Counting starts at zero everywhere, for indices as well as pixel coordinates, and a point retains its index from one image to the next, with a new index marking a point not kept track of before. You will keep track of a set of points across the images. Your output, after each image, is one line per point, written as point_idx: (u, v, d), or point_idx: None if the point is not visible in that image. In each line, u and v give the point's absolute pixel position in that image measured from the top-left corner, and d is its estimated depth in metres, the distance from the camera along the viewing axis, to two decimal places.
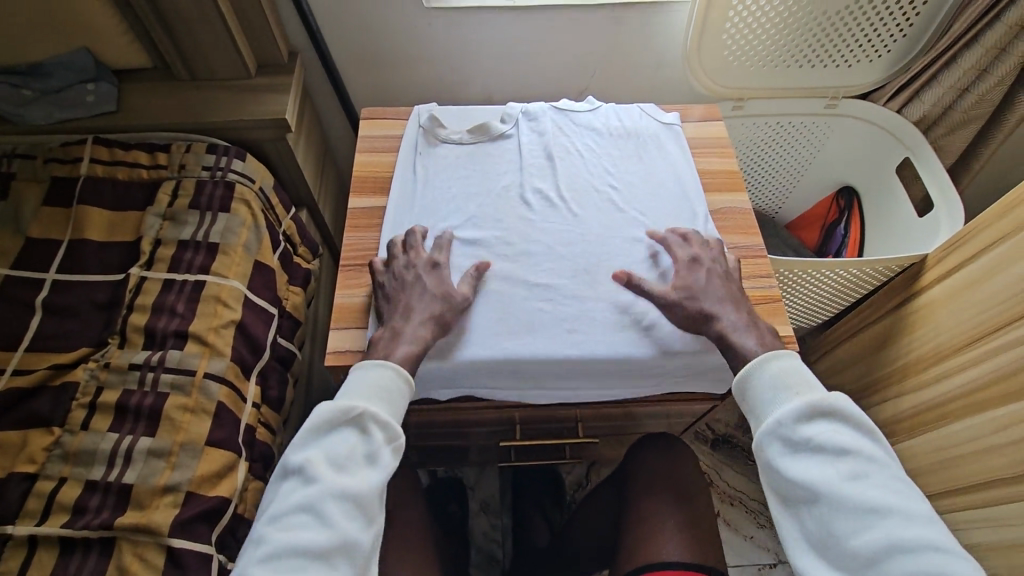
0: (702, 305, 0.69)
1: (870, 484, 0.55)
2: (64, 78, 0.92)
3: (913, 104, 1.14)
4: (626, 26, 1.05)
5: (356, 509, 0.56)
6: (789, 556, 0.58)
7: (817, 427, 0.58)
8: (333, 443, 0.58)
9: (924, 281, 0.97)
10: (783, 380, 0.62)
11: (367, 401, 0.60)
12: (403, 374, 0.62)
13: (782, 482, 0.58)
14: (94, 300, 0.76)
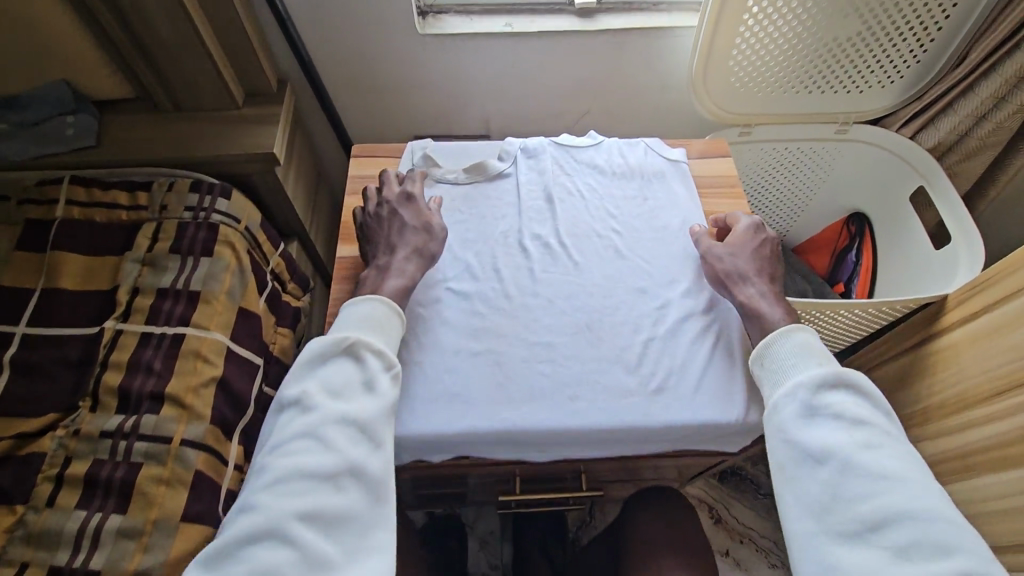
0: (738, 268, 0.70)
1: (883, 450, 0.54)
2: (41, 111, 0.86)
3: (927, 131, 1.05)
4: (630, 51, 1.00)
5: (361, 442, 0.56)
6: (784, 515, 0.56)
7: (832, 387, 0.58)
8: (340, 378, 0.58)
9: (945, 322, 0.86)
10: (806, 351, 0.61)
11: (376, 343, 0.61)
12: (393, 307, 0.64)
13: (792, 440, 0.57)
14: (66, 359, 0.72)
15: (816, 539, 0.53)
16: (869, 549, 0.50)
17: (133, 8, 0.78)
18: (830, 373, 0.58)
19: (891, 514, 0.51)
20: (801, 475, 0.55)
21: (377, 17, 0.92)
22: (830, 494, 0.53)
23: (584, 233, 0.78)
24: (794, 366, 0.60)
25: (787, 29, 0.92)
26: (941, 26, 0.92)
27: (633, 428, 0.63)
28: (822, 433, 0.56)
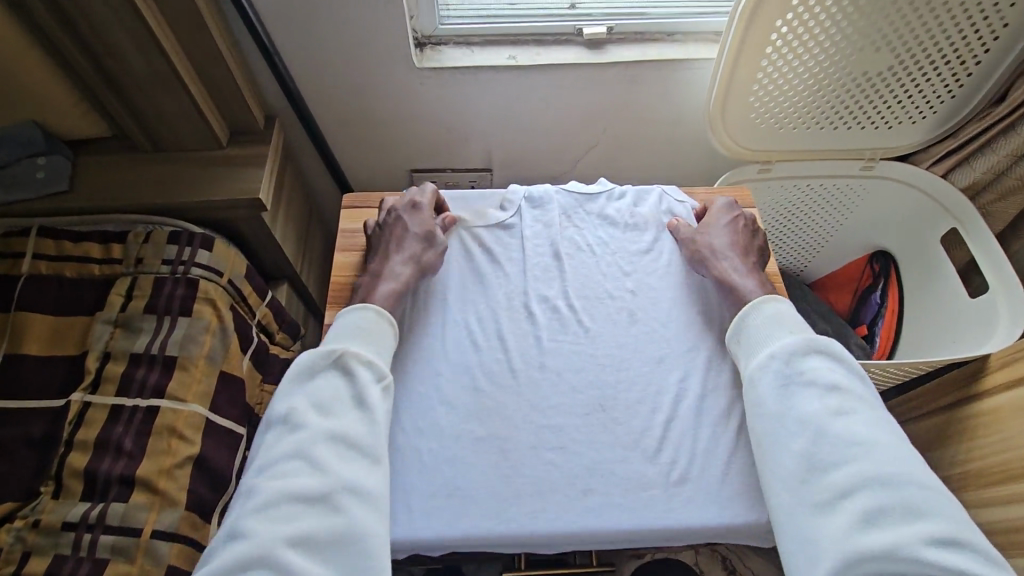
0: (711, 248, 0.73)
1: (856, 418, 0.56)
2: (8, 153, 0.79)
3: (961, 170, 0.97)
4: (642, 85, 0.93)
5: (350, 458, 0.55)
6: (764, 492, 0.56)
7: (804, 358, 0.60)
8: (329, 391, 0.58)
9: (987, 383, 0.81)
10: (778, 320, 0.64)
11: (366, 352, 0.62)
12: (387, 317, 0.65)
13: (772, 414, 0.58)
14: (27, 437, 0.66)
15: (794, 510, 0.53)
16: (843, 514, 0.51)
17: (104, 44, 0.72)
18: (800, 343, 0.61)
19: (863, 479, 0.52)
20: (778, 449, 0.56)
21: (372, 51, 0.86)
22: (805, 465, 0.54)
23: (595, 293, 0.72)
24: (769, 339, 0.63)
25: (813, 64, 0.85)
26: (979, 61, 0.85)
27: (655, 527, 0.57)
28: (798, 406, 0.57)
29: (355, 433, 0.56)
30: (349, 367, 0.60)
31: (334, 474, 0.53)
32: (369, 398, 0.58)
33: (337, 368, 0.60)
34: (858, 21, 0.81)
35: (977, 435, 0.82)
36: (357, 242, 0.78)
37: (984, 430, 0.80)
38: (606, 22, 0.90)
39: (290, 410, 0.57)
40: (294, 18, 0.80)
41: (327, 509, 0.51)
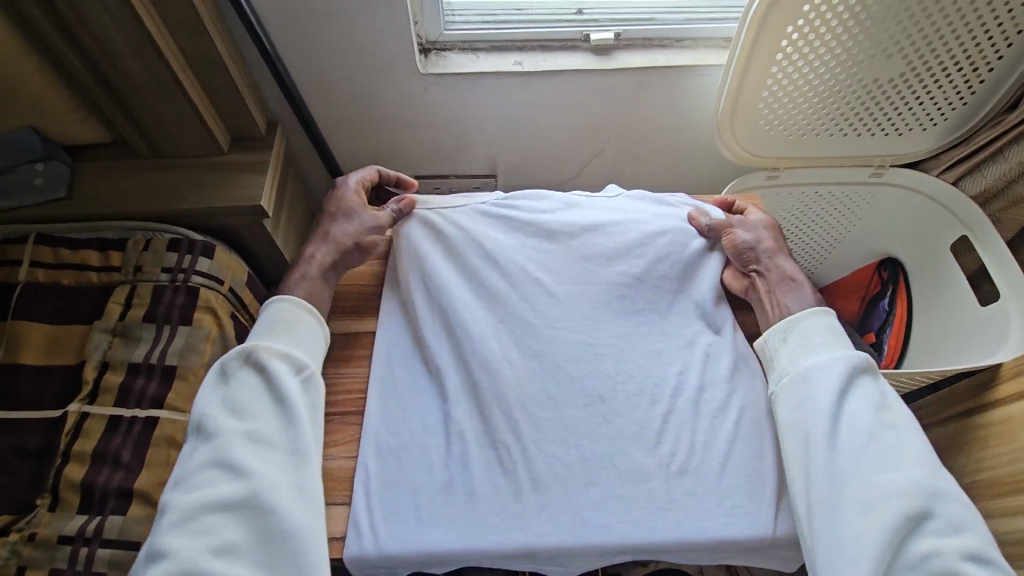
0: (756, 250, 0.75)
1: (903, 433, 0.59)
2: (7, 159, 0.79)
3: (972, 177, 0.96)
4: (649, 91, 0.92)
5: (271, 458, 0.58)
6: (802, 481, 0.59)
7: (858, 372, 0.63)
8: (246, 393, 0.61)
9: (1000, 392, 0.79)
10: (834, 330, 0.67)
11: (283, 347, 0.65)
12: (301, 308, 0.68)
13: (821, 411, 0.61)
14: (23, 448, 0.64)
15: (833, 502, 0.56)
16: (886, 515, 0.54)
17: (105, 48, 0.71)
18: (861, 357, 0.63)
19: (908, 488, 0.55)
20: (824, 447, 0.59)
21: (377, 56, 0.85)
22: (853, 466, 0.57)
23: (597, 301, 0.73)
24: (823, 345, 0.65)
25: (824, 70, 0.84)
26: (992, 68, 0.84)
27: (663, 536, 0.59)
28: (849, 412, 0.60)
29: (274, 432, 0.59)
30: (262, 365, 0.63)
31: (257, 474, 0.56)
32: (285, 395, 0.61)
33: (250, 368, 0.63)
34: (871, 27, 0.80)
35: (989, 445, 0.80)
36: None
37: (996, 440, 0.79)
38: (613, 28, 0.90)
39: (204, 418, 0.60)
40: (299, 23, 0.80)
41: (252, 507, 0.55)
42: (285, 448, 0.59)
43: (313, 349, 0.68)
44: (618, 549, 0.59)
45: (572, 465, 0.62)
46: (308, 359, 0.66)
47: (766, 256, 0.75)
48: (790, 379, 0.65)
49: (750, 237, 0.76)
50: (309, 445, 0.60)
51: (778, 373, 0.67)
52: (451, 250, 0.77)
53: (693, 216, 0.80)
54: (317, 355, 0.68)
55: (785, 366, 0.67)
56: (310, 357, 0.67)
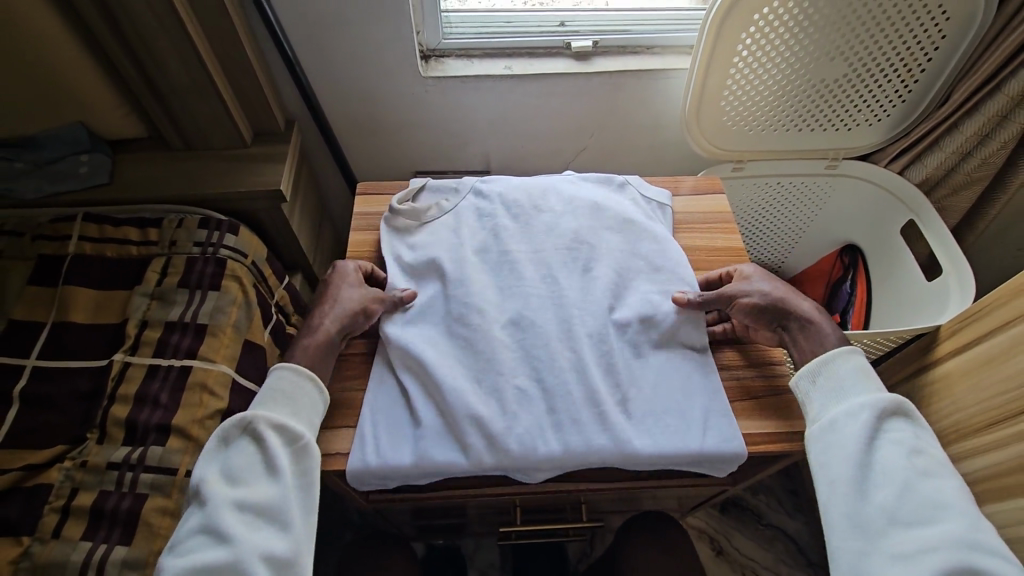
0: (784, 303, 0.74)
1: (940, 480, 0.59)
2: (57, 150, 0.90)
3: (915, 166, 1.08)
4: (624, 91, 1.04)
5: (260, 528, 0.58)
6: (828, 528, 0.61)
7: (889, 416, 0.63)
8: (242, 460, 0.61)
9: (939, 352, 0.89)
10: (863, 373, 0.66)
11: (280, 416, 0.63)
12: (303, 374, 0.66)
13: (844, 464, 0.61)
14: (76, 391, 0.74)
15: (864, 552, 0.57)
16: (921, 566, 0.55)
17: (146, 49, 0.81)
18: (891, 401, 0.63)
19: (943, 540, 0.55)
20: (853, 496, 0.60)
21: (381, 61, 0.96)
22: (886, 517, 0.58)
23: (566, 263, 0.81)
24: (852, 389, 0.66)
25: (776, 72, 0.96)
26: (924, 69, 0.96)
27: (613, 441, 0.67)
28: (881, 462, 0.61)
29: (264, 502, 0.59)
30: (257, 434, 0.61)
31: (243, 543, 0.56)
32: (278, 466, 0.60)
33: (247, 437, 0.61)
34: (814, 34, 0.91)
35: (932, 400, 0.90)
36: (371, 224, 0.89)
37: (938, 396, 0.89)
38: (592, 37, 1.01)
39: (199, 483, 0.59)
40: (315, 32, 0.91)
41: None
42: (273, 519, 0.59)
43: (312, 417, 0.66)
44: (589, 461, 0.67)
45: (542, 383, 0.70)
46: (303, 428, 0.64)
47: (786, 307, 0.74)
48: (820, 426, 0.65)
49: (758, 295, 0.74)
50: (295, 515, 0.59)
51: (811, 419, 0.67)
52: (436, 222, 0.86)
53: (679, 300, 0.76)
54: (314, 421, 0.66)
55: (818, 412, 0.67)
56: (308, 426, 0.65)
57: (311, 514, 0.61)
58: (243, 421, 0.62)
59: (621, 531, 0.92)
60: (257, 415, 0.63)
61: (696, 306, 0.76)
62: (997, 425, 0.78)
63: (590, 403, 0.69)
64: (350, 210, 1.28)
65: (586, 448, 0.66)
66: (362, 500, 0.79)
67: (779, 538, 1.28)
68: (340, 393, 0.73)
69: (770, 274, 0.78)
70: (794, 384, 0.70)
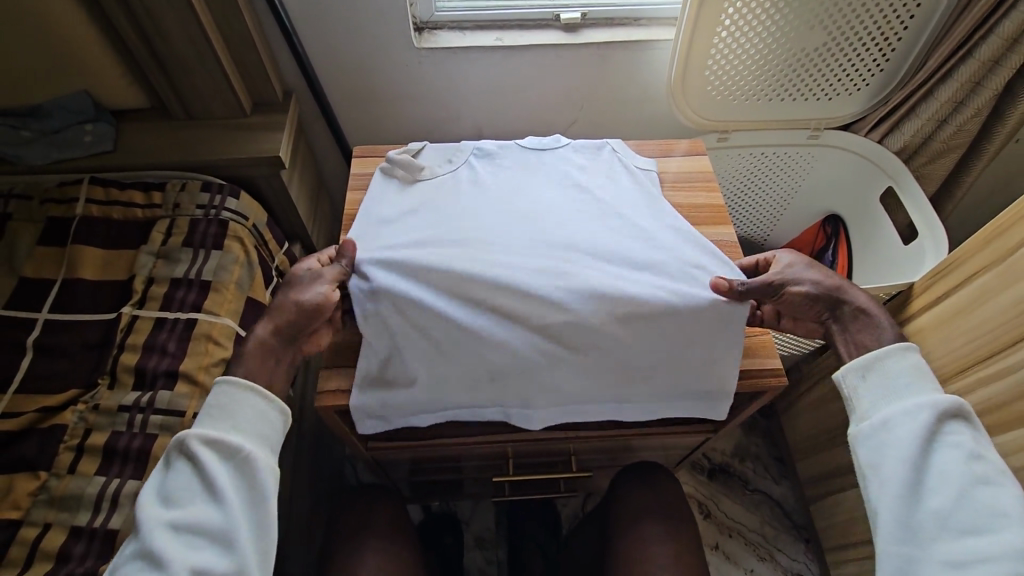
0: (835, 292, 0.72)
1: (1000, 489, 0.58)
2: (63, 119, 0.93)
3: (893, 134, 1.12)
4: (613, 61, 1.07)
5: (202, 549, 0.57)
6: (877, 531, 0.61)
7: (946, 420, 0.61)
8: (177, 481, 0.59)
9: (912, 309, 0.93)
10: (919, 372, 0.64)
11: (218, 432, 0.61)
12: (238, 385, 0.63)
13: (896, 470, 0.60)
14: (86, 341, 0.78)
15: (912, 556, 0.58)
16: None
17: (149, 17, 0.84)
18: (951, 404, 0.61)
19: (1002, 551, 0.55)
20: (906, 503, 0.59)
21: (377, 32, 0.99)
22: (938, 524, 0.58)
23: (551, 211, 0.82)
24: (908, 389, 0.63)
25: (758, 41, 0.99)
26: (900, 38, 1.00)
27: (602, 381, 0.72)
28: (937, 467, 0.60)
29: (201, 521, 0.57)
30: (191, 453, 0.59)
31: (178, 566, 0.55)
32: (215, 484, 0.58)
33: (183, 456, 0.60)
34: (794, 3, 0.94)
35: None
36: (369, 184, 0.93)
37: None
38: (581, 9, 1.04)
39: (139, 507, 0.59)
40: (313, 3, 0.94)
41: None
42: (214, 539, 0.57)
43: (256, 426, 0.63)
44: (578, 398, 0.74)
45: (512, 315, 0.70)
46: (247, 440, 0.62)
47: (836, 300, 0.72)
48: (870, 425, 0.63)
49: (809, 284, 0.72)
50: (238, 533, 0.58)
51: (860, 415, 0.66)
52: (429, 185, 0.88)
53: (719, 287, 0.71)
54: (261, 431, 0.63)
55: (868, 410, 0.65)
56: (252, 437, 0.62)
57: (260, 528, 0.60)
58: (181, 441, 0.61)
59: (610, 482, 0.96)
60: (192, 433, 0.61)
61: (736, 298, 0.71)
62: (967, 372, 0.82)
63: (581, 327, 0.70)
64: (345, 184, 1.31)
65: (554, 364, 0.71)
66: (361, 447, 0.83)
67: (765, 502, 1.32)
68: (339, 340, 0.77)
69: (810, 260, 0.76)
70: (838, 374, 0.68)
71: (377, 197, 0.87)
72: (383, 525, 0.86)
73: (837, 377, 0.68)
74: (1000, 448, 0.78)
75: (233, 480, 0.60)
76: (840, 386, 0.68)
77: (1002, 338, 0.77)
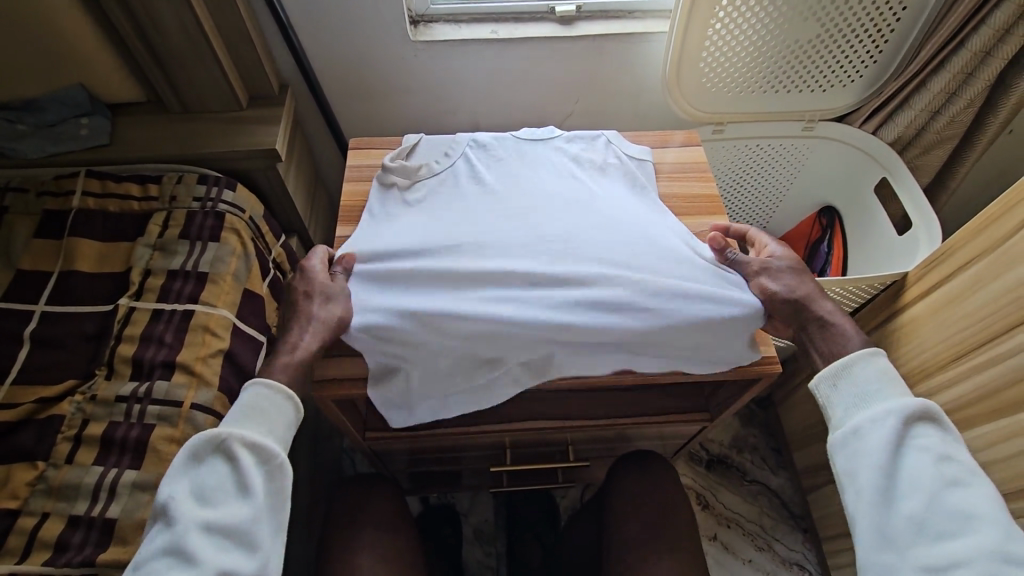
0: (805, 302, 0.73)
1: (973, 491, 0.59)
2: (59, 112, 0.92)
3: (887, 126, 1.13)
4: (608, 54, 1.07)
5: (230, 549, 0.58)
6: (856, 540, 0.61)
7: (915, 422, 0.62)
8: (213, 479, 0.60)
9: (906, 298, 0.93)
10: (887, 376, 0.65)
11: (255, 434, 0.62)
12: (280, 391, 0.65)
13: (870, 476, 0.61)
14: (84, 332, 0.78)
15: (892, 565, 0.58)
16: None
17: (144, 10, 0.84)
18: (918, 406, 0.62)
19: (978, 553, 0.55)
20: (882, 509, 0.60)
21: (374, 25, 0.99)
22: (914, 529, 0.58)
23: (545, 201, 0.83)
24: (877, 394, 0.64)
25: (753, 33, 0.99)
26: (893, 30, 1.00)
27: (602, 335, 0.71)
28: (910, 471, 0.60)
29: (235, 523, 0.58)
30: (230, 452, 0.61)
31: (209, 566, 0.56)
32: (251, 486, 0.60)
33: (220, 455, 0.61)
34: None
35: (897, 345, 0.95)
36: (366, 176, 0.93)
37: (905, 340, 0.93)
38: (575, 2, 1.05)
39: (168, 502, 0.59)
40: None
41: None
42: (244, 541, 0.59)
43: (287, 434, 0.65)
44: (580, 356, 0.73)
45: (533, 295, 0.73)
46: (279, 446, 0.63)
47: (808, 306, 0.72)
48: (843, 433, 0.64)
49: (781, 285, 0.74)
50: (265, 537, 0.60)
51: (834, 424, 0.66)
52: (425, 184, 0.89)
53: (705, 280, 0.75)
54: (292, 438, 0.65)
55: (841, 418, 0.65)
56: (284, 443, 0.64)
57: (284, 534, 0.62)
58: (218, 439, 0.61)
59: (607, 471, 0.96)
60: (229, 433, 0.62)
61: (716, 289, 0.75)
62: (959, 360, 0.83)
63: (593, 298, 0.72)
64: (342, 178, 1.31)
65: (567, 352, 0.72)
66: (358, 437, 0.83)
67: (763, 493, 1.32)
68: None
69: (794, 268, 0.76)
70: (812, 381, 0.69)
71: (376, 204, 0.88)
72: (381, 514, 0.86)
73: (811, 385, 0.69)
74: (995, 433, 0.79)
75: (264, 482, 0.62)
76: (814, 394, 0.69)
77: (994, 325, 0.77)
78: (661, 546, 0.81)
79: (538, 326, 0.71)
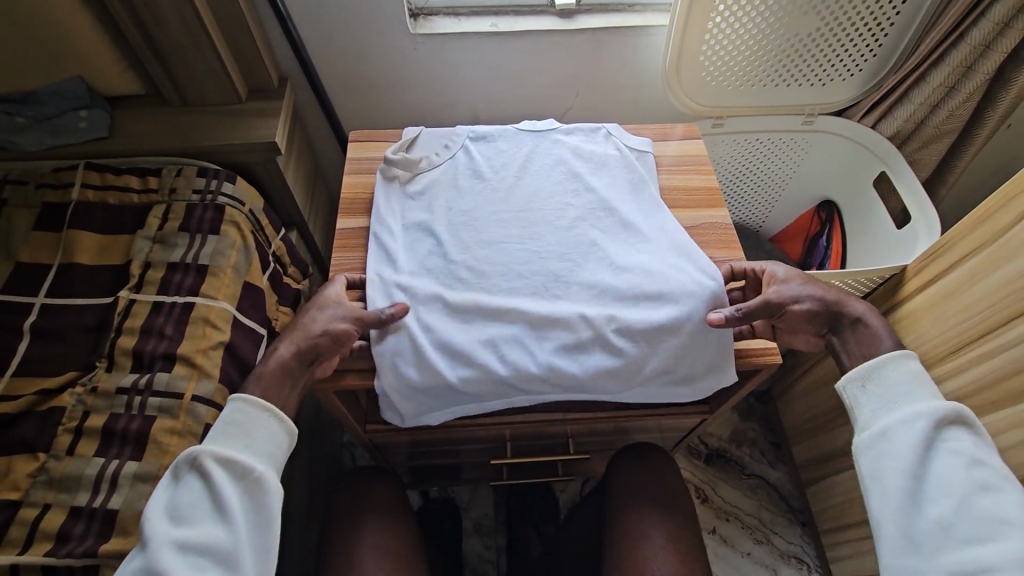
0: (830, 304, 0.72)
1: (1004, 497, 0.58)
2: (58, 105, 0.92)
3: (887, 120, 1.13)
4: (608, 48, 1.07)
5: (207, 569, 0.58)
6: (880, 542, 0.61)
7: (946, 426, 0.61)
8: (188, 497, 0.60)
9: (904, 292, 0.94)
10: (919, 379, 0.64)
11: (230, 450, 0.62)
12: (254, 404, 0.64)
13: (896, 480, 0.61)
14: (84, 324, 0.78)
15: (917, 569, 0.58)
16: None
17: (144, 3, 0.83)
18: (950, 410, 0.61)
19: (1008, 560, 0.55)
20: (907, 512, 0.60)
21: (373, 18, 0.99)
22: (941, 533, 0.58)
23: (532, 215, 0.84)
24: (906, 397, 0.64)
25: (752, 27, 0.99)
26: (892, 23, 1.00)
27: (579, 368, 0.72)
28: (939, 475, 0.60)
29: (210, 542, 0.58)
30: (204, 470, 0.60)
31: None
32: (226, 504, 0.59)
33: (195, 472, 0.61)
34: None
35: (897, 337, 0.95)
36: (366, 169, 0.93)
37: (904, 332, 0.94)
38: None
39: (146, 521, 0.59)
40: None
41: None
42: (221, 560, 0.58)
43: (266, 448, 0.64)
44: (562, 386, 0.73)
45: (534, 322, 0.74)
46: (257, 461, 0.63)
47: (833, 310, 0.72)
48: (870, 434, 0.64)
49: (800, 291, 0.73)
50: (243, 555, 0.59)
51: (861, 425, 0.66)
52: (428, 180, 0.88)
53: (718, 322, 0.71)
54: (271, 453, 0.64)
55: (868, 420, 0.65)
56: (263, 458, 0.63)
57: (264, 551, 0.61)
58: (192, 456, 0.61)
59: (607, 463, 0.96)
60: (204, 449, 0.62)
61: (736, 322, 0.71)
62: (959, 352, 0.83)
63: (568, 330, 0.73)
64: (341, 172, 1.31)
65: (565, 370, 0.72)
66: (358, 428, 0.83)
67: (762, 487, 1.33)
68: None
69: (800, 275, 0.76)
70: (839, 381, 0.68)
71: (381, 198, 0.87)
72: (383, 505, 0.86)
73: (839, 386, 0.69)
74: (996, 425, 0.79)
75: (242, 499, 0.61)
76: (841, 395, 0.68)
77: (993, 317, 0.77)
78: (660, 538, 0.82)
79: (542, 343, 0.73)
